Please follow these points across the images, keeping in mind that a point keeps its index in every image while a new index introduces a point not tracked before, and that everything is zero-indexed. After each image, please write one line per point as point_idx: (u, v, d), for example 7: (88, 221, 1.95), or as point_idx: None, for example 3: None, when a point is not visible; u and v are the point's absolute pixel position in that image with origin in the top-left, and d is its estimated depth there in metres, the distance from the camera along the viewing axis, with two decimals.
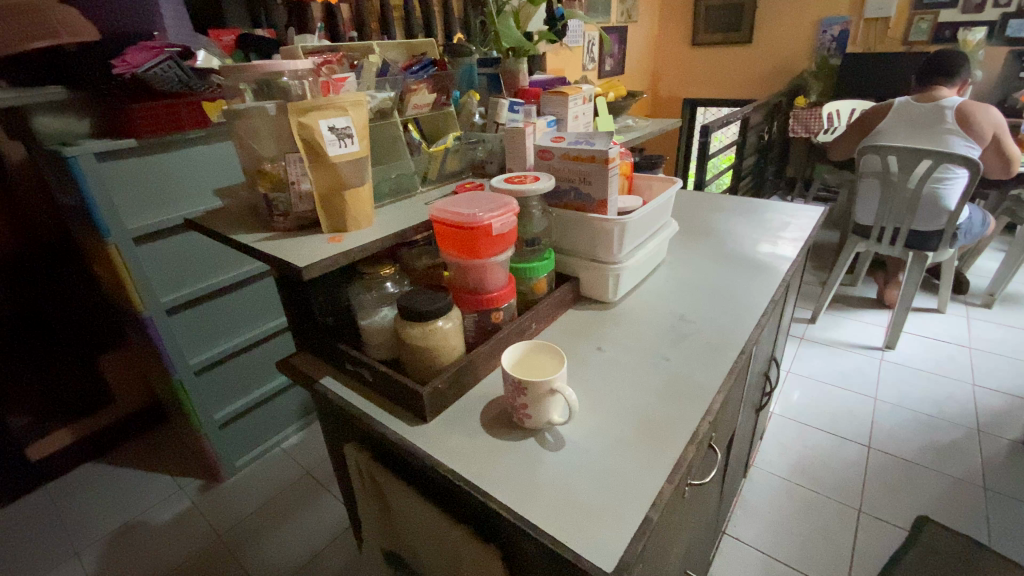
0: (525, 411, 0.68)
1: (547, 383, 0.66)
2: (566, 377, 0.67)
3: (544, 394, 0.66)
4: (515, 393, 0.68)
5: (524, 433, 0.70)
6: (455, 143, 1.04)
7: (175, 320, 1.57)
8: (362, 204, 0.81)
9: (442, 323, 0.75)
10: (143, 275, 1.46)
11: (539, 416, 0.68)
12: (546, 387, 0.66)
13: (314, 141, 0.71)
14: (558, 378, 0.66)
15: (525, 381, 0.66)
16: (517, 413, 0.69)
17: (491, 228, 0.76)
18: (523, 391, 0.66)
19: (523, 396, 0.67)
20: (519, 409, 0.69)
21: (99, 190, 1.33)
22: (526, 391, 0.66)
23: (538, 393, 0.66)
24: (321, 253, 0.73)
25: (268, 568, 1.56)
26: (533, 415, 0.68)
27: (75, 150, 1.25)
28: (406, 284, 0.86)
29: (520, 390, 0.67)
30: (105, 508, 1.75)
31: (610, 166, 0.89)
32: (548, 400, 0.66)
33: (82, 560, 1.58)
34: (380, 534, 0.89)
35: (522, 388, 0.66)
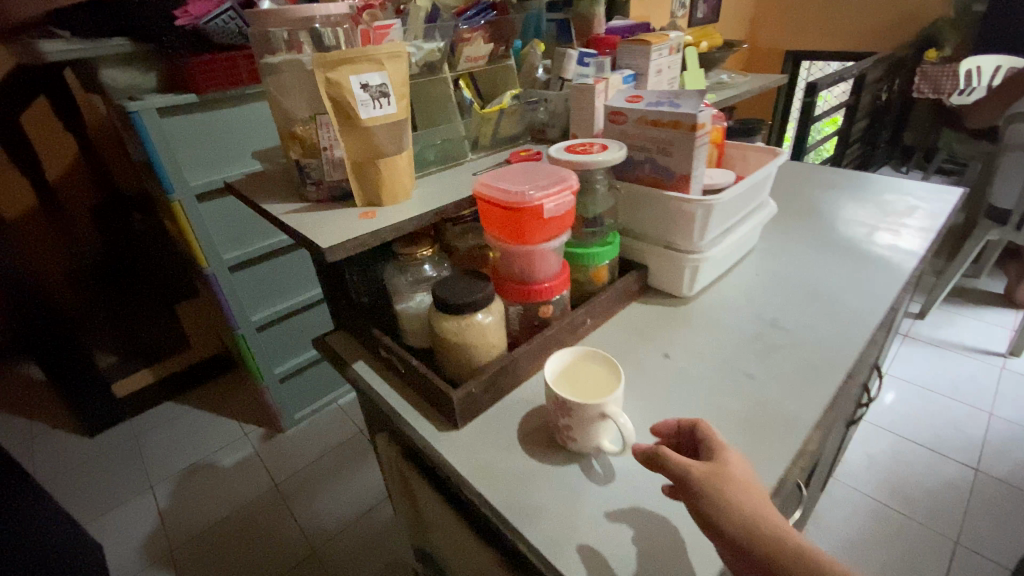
0: (571, 436, 0.58)
1: (598, 406, 0.55)
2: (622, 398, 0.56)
3: (596, 418, 0.56)
4: (558, 413, 0.57)
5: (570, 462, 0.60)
6: (512, 102, 0.90)
7: (237, 277, 1.59)
8: (400, 174, 0.70)
9: (481, 317, 0.65)
10: (205, 232, 1.48)
11: (587, 441, 0.58)
12: (597, 411, 0.55)
13: (343, 101, 0.62)
14: (612, 401, 0.55)
15: (572, 403, 0.55)
16: (561, 435, 0.59)
17: (543, 210, 0.64)
18: (568, 413, 0.56)
19: (569, 418, 0.56)
20: (563, 432, 0.58)
21: (162, 146, 1.33)
22: (573, 413, 0.56)
23: (587, 417, 0.55)
24: (349, 231, 0.64)
25: (318, 521, 1.60)
26: (581, 440, 0.58)
27: (138, 106, 1.25)
28: (447, 267, 0.76)
29: (564, 411, 0.56)
30: (178, 446, 1.88)
31: (699, 134, 0.73)
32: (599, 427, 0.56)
33: (154, 493, 1.71)
34: (410, 527, 0.84)
35: (566, 407, 0.56)
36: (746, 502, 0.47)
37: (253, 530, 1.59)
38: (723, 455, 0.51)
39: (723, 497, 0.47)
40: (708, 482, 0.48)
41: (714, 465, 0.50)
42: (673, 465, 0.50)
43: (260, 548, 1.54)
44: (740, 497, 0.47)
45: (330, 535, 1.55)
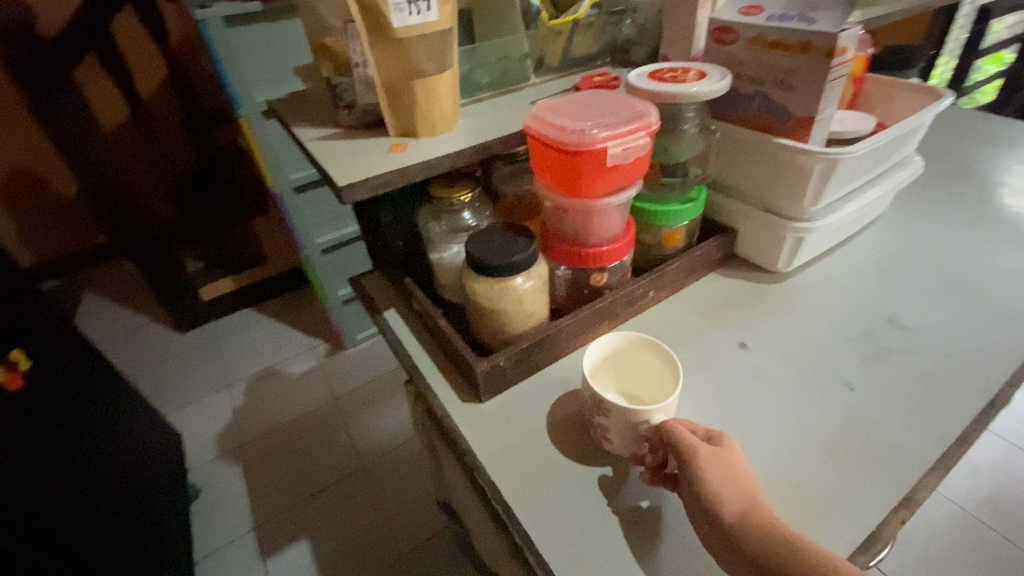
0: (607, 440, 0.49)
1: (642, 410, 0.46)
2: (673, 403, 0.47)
3: (638, 424, 0.47)
4: (592, 410, 0.49)
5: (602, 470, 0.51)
6: (591, 13, 0.73)
7: (302, 198, 1.58)
8: (441, 100, 0.59)
9: (520, 281, 0.55)
10: (271, 150, 1.46)
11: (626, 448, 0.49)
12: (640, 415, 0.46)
13: (374, 4, 0.50)
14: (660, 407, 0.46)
15: (608, 401, 0.46)
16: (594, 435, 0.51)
17: (605, 155, 0.51)
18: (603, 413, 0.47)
19: (604, 419, 0.48)
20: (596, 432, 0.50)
21: (228, 57, 1.28)
22: (609, 413, 0.47)
23: (628, 421, 0.47)
24: (375, 167, 0.55)
25: (370, 439, 1.62)
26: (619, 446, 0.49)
27: (203, 12, 1.20)
28: (489, 215, 0.65)
29: (599, 409, 0.48)
30: (253, 350, 1.96)
31: (834, 63, 0.54)
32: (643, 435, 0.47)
33: (231, 391, 1.81)
34: (436, 481, 0.82)
35: (602, 405, 0.47)
36: (740, 490, 0.41)
37: (312, 438, 1.64)
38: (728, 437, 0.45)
39: (724, 479, 0.41)
40: (711, 460, 0.42)
41: (718, 449, 0.43)
42: (676, 446, 0.44)
43: (317, 457, 1.59)
44: (734, 486, 0.41)
45: (377, 455, 1.57)
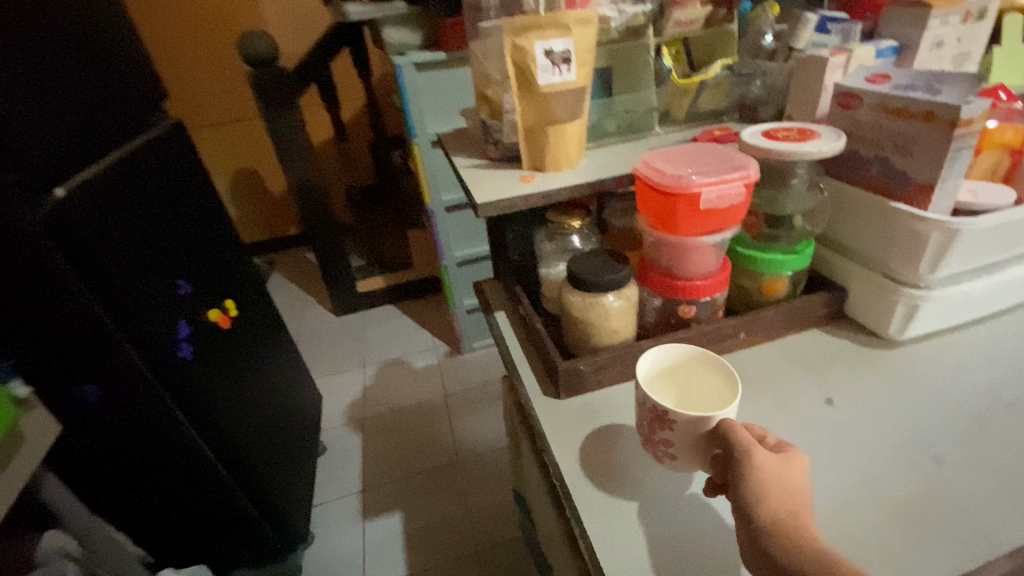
0: (672, 458, 0.54)
1: (703, 421, 0.51)
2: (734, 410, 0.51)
3: (699, 434, 0.51)
4: (653, 424, 0.53)
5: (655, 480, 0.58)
6: (721, 74, 0.80)
7: (450, 216, 1.82)
8: (569, 142, 0.71)
9: (610, 299, 0.63)
10: (432, 172, 1.72)
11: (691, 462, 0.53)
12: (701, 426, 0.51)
13: (526, 67, 0.65)
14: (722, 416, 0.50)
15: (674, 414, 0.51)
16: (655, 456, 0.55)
17: (698, 199, 0.58)
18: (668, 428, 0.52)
19: (669, 433, 0.52)
20: (658, 450, 0.54)
21: (413, 96, 1.57)
22: (675, 427, 0.51)
23: (693, 432, 0.51)
24: (506, 192, 0.68)
25: (469, 437, 1.77)
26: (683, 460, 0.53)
27: (401, 61, 1.51)
28: (595, 241, 0.75)
29: (663, 425, 0.52)
30: (388, 340, 2.25)
31: (958, 133, 0.55)
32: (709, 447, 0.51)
33: (364, 371, 2.11)
34: (516, 473, 0.91)
35: (667, 419, 0.52)
36: (784, 502, 0.44)
37: (422, 425, 1.84)
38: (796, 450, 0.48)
39: (773, 485, 0.45)
40: (766, 465, 0.46)
41: (779, 459, 0.47)
42: (733, 440, 0.48)
43: (422, 442, 1.77)
44: (779, 496, 0.44)
45: (472, 454, 1.71)
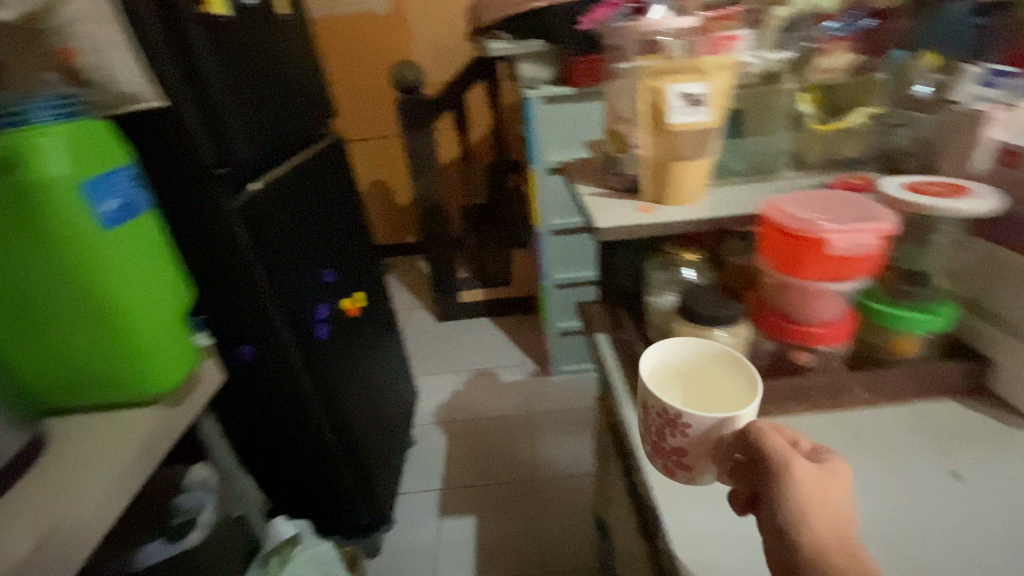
0: (683, 462, 0.54)
1: (715, 424, 0.51)
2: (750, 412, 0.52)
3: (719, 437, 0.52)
4: (663, 429, 0.54)
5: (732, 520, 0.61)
6: (861, 122, 0.79)
7: (557, 239, 1.89)
8: (691, 179, 0.74)
9: (720, 334, 0.65)
10: (546, 197, 1.80)
11: (704, 468, 0.54)
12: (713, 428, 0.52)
13: (659, 107, 0.69)
14: (735, 420, 0.51)
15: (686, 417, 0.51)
16: (666, 465, 0.56)
17: (826, 245, 0.58)
18: (684, 432, 0.53)
19: (682, 437, 0.53)
20: (669, 456, 0.55)
21: (537, 126, 1.67)
22: (689, 429, 0.52)
23: (707, 435, 0.52)
24: (625, 220, 0.73)
25: (549, 457, 1.79)
26: (693, 464, 0.54)
27: (532, 93, 1.63)
28: (709, 277, 0.77)
29: (677, 428, 0.53)
30: (482, 350, 2.35)
31: None
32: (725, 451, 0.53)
33: (457, 376, 2.22)
34: (598, 493, 0.93)
35: (678, 424, 0.52)
36: (823, 519, 0.44)
37: (504, 437, 1.89)
38: (833, 458, 0.48)
39: (810, 499, 0.45)
40: (804, 477, 0.46)
41: (815, 469, 0.47)
42: (767, 449, 0.48)
43: (503, 453, 1.83)
44: (815, 510, 0.45)
45: (550, 474, 1.73)
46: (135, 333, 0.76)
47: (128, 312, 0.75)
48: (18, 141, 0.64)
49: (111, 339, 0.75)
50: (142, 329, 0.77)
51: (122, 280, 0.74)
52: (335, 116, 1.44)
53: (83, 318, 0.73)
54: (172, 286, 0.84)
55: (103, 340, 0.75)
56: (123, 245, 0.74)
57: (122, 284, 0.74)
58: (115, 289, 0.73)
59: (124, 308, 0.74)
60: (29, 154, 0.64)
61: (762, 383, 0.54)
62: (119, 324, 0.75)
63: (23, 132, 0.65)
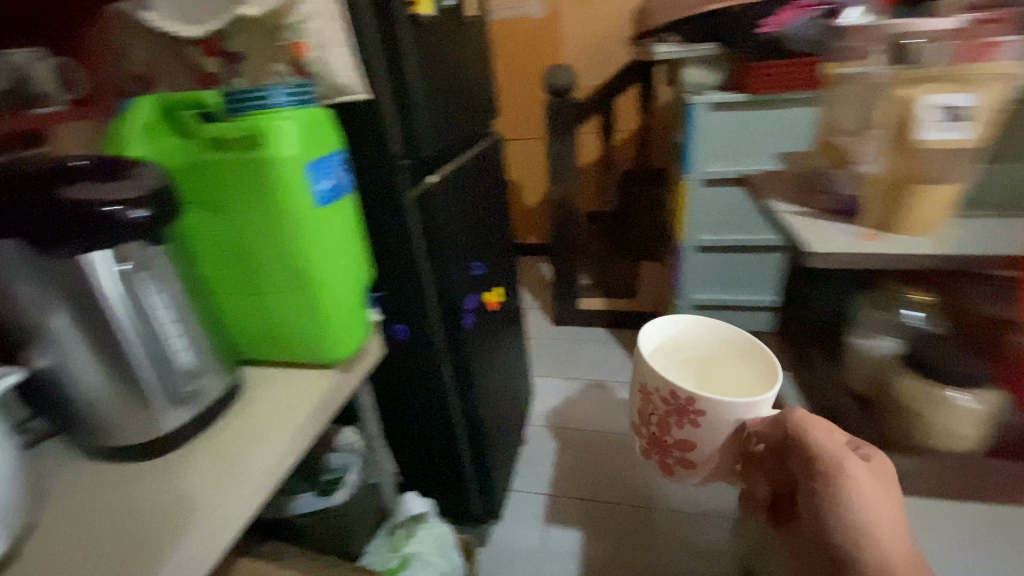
0: (687, 456, 0.67)
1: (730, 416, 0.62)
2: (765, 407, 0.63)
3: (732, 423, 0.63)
4: (674, 421, 0.65)
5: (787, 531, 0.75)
6: None
7: (699, 256, 1.77)
8: (932, 206, 0.63)
9: (962, 400, 0.64)
10: (695, 211, 1.69)
11: (701, 461, 0.67)
12: (730, 423, 0.63)
13: (906, 121, 0.60)
14: (740, 417, 0.63)
15: (699, 408, 0.62)
16: (666, 454, 0.68)
17: None
18: (692, 420, 0.64)
19: (692, 429, 0.65)
20: (671, 449, 0.68)
21: (699, 134, 1.59)
22: (699, 422, 0.63)
23: (715, 429, 0.64)
24: (841, 245, 0.64)
25: (663, 486, 1.69)
26: (693, 457, 0.67)
27: (697, 99, 1.54)
28: (940, 324, 0.72)
29: (687, 419, 0.64)
30: (597, 361, 2.29)
31: None
32: (736, 440, 0.65)
33: (569, 383, 2.18)
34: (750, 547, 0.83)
35: (685, 412, 0.64)
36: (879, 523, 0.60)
37: (616, 455, 1.82)
38: (877, 459, 0.63)
39: (862, 505, 0.60)
40: (853, 478, 0.61)
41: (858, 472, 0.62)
42: (811, 443, 0.63)
43: (613, 472, 1.75)
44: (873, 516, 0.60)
45: (663, 505, 1.62)
46: (326, 304, 0.84)
47: (324, 286, 0.82)
48: (263, 123, 0.71)
49: (307, 307, 0.83)
50: (331, 302, 0.84)
51: (325, 256, 0.81)
52: (495, 112, 1.47)
53: (293, 285, 0.82)
54: (356, 263, 0.91)
55: (300, 306, 0.83)
56: (328, 225, 0.81)
57: (324, 260, 0.81)
58: (319, 264, 0.81)
59: (322, 282, 0.82)
60: (270, 135, 0.71)
61: (778, 369, 0.69)
62: (315, 296, 0.82)
63: (270, 114, 0.73)
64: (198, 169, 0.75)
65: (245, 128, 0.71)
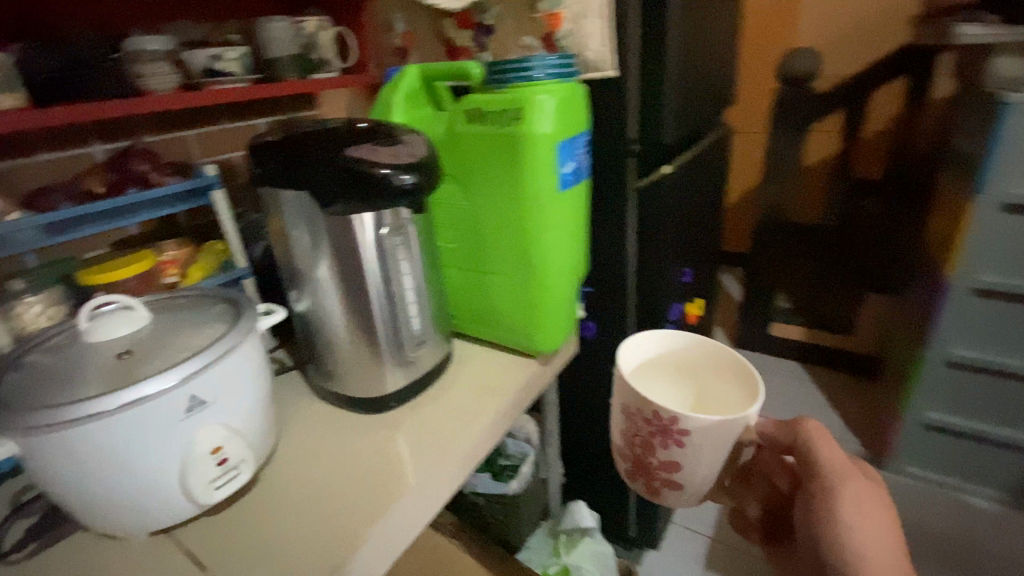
0: (672, 479, 0.54)
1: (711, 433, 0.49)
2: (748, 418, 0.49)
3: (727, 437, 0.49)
4: (655, 440, 0.52)
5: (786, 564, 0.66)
6: None
7: (972, 301, 1.36)
8: None
9: None
10: (982, 242, 1.28)
11: (691, 481, 0.53)
12: (715, 440, 0.49)
13: None
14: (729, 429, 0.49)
15: (682, 425, 0.49)
16: (647, 478, 0.56)
17: None
18: (677, 441, 0.50)
19: (675, 449, 0.51)
20: (655, 471, 0.54)
21: (1010, 143, 1.18)
22: (684, 442, 0.50)
23: (706, 448, 0.50)
24: None
25: None
26: (681, 479, 0.53)
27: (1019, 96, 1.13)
28: None
29: (670, 439, 0.51)
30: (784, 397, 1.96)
31: None
32: (732, 454, 0.52)
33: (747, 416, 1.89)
34: None
35: (668, 432, 0.50)
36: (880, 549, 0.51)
37: None
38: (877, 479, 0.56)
39: (858, 518, 0.53)
40: (848, 495, 0.54)
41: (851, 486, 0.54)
42: (814, 459, 0.57)
43: None
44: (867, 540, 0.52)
45: None
46: (546, 293, 0.79)
47: (549, 274, 0.77)
48: (526, 95, 0.67)
49: (527, 293, 0.79)
50: (551, 291, 0.79)
51: (555, 243, 0.76)
52: (732, 101, 1.29)
53: (517, 270, 0.78)
54: (577, 253, 0.85)
55: (521, 292, 0.80)
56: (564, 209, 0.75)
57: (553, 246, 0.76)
58: (548, 250, 0.76)
59: (547, 269, 0.77)
60: (530, 109, 0.67)
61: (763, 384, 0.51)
62: (537, 283, 0.78)
63: (530, 86, 0.69)
64: (453, 140, 0.74)
65: (506, 100, 0.68)
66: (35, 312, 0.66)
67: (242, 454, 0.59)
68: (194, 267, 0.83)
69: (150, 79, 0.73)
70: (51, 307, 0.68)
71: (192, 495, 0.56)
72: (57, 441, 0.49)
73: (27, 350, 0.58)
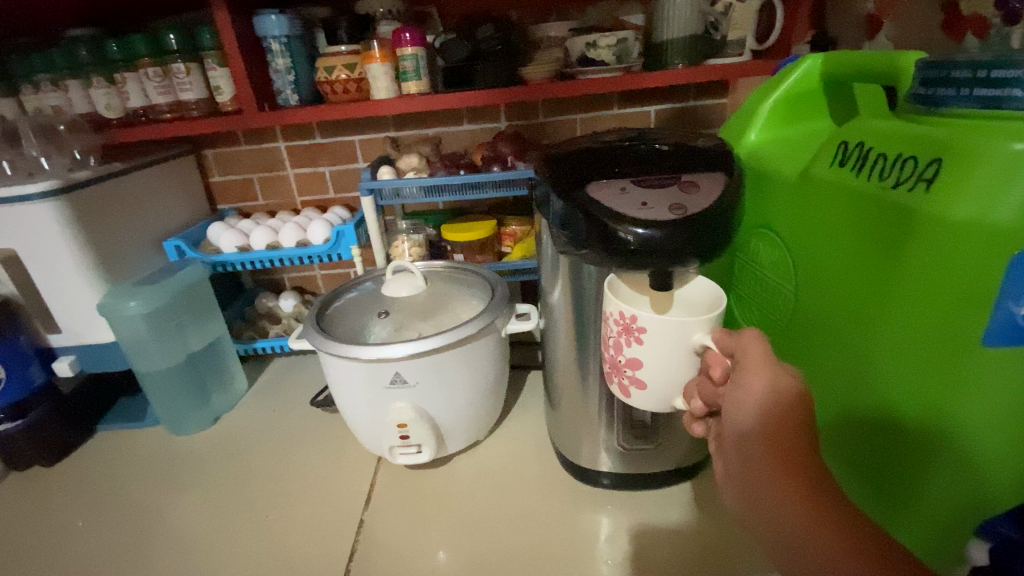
0: (638, 378, 0.42)
1: (682, 342, 0.39)
2: (709, 332, 0.38)
3: (687, 338, 0.38)
4: (620, 341, 0.42)
5: (721, 453, 0.36)
6: None
7: None
8: None
9: None
10: None
11: (664, 380, 0.41)
12: (675, 345, 0.39)
13: None
14: (689, 333, 0.38)
15: (645, 323, 0.39)
16: (616, 378, 0.44)
17: None
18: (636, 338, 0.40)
19: (638, 350, 0.40)
20: (623, 370, 0.43)
21: None
22: (645, 340, 0.39)
23: (675, 358, 0.39)
24: None
25: None
26: (647, 376, 0.41)
27: None
28: None
29: (633, 339, 0.40)
30: None
31: None
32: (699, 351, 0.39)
33: None
34: None
35: (630, 328, 0.40)
36: (812, 492, 0.30)
37: None
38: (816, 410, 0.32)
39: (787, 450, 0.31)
40: (782, 407, 0.31)
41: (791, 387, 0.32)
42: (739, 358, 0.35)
43: None
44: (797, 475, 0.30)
45: None
46: (894, 523, 0.39)
47: (912, 496, 0.37)
48: (973, 138, 0.33)
49: (860, 493, 0.42)
50: (912, 530, 0.38)
51: (960, 451, 0.34)
52: None
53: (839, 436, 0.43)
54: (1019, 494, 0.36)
55: (855, 487, 0.43)
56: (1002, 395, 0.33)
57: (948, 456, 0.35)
58: (923, 449, 0.36)
59: (909, 486, 0.37)
60: (971, 164, 0.32)
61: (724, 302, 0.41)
62: (882, 492, 0.40)
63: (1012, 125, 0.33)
64: (810, 193, 0.46)
65: (924, 143, 0.36)
66: (404, 248, 0.86)
67: (423, 439, 0.63)
68: (518, 245, 0.86)
69: (530, 66, 0.73)
70: (417, 247, 0.86)
71: (382, 447, 0.65)
72: (324, 361, 0.64)
73: (360, 280, 0.75)
